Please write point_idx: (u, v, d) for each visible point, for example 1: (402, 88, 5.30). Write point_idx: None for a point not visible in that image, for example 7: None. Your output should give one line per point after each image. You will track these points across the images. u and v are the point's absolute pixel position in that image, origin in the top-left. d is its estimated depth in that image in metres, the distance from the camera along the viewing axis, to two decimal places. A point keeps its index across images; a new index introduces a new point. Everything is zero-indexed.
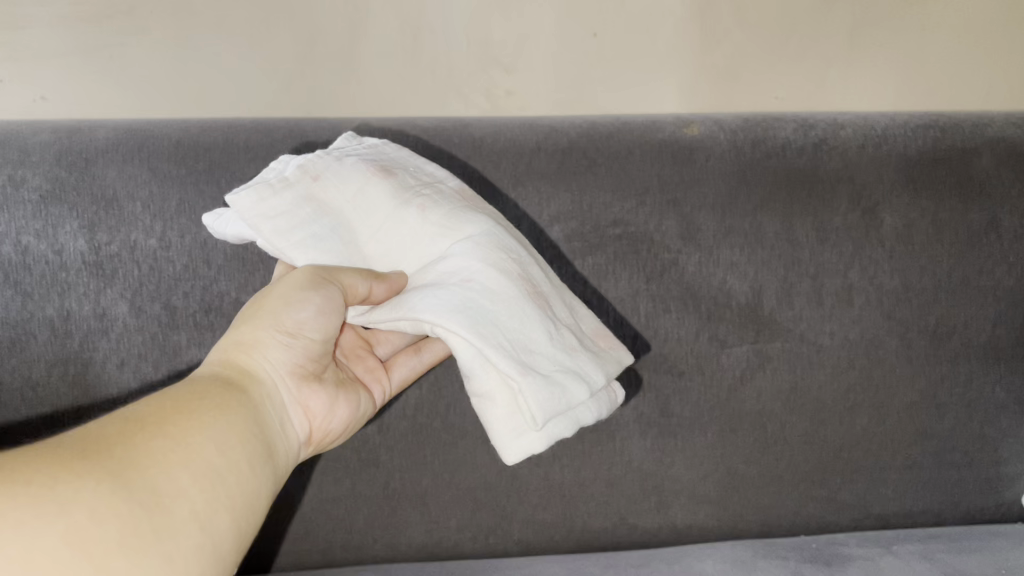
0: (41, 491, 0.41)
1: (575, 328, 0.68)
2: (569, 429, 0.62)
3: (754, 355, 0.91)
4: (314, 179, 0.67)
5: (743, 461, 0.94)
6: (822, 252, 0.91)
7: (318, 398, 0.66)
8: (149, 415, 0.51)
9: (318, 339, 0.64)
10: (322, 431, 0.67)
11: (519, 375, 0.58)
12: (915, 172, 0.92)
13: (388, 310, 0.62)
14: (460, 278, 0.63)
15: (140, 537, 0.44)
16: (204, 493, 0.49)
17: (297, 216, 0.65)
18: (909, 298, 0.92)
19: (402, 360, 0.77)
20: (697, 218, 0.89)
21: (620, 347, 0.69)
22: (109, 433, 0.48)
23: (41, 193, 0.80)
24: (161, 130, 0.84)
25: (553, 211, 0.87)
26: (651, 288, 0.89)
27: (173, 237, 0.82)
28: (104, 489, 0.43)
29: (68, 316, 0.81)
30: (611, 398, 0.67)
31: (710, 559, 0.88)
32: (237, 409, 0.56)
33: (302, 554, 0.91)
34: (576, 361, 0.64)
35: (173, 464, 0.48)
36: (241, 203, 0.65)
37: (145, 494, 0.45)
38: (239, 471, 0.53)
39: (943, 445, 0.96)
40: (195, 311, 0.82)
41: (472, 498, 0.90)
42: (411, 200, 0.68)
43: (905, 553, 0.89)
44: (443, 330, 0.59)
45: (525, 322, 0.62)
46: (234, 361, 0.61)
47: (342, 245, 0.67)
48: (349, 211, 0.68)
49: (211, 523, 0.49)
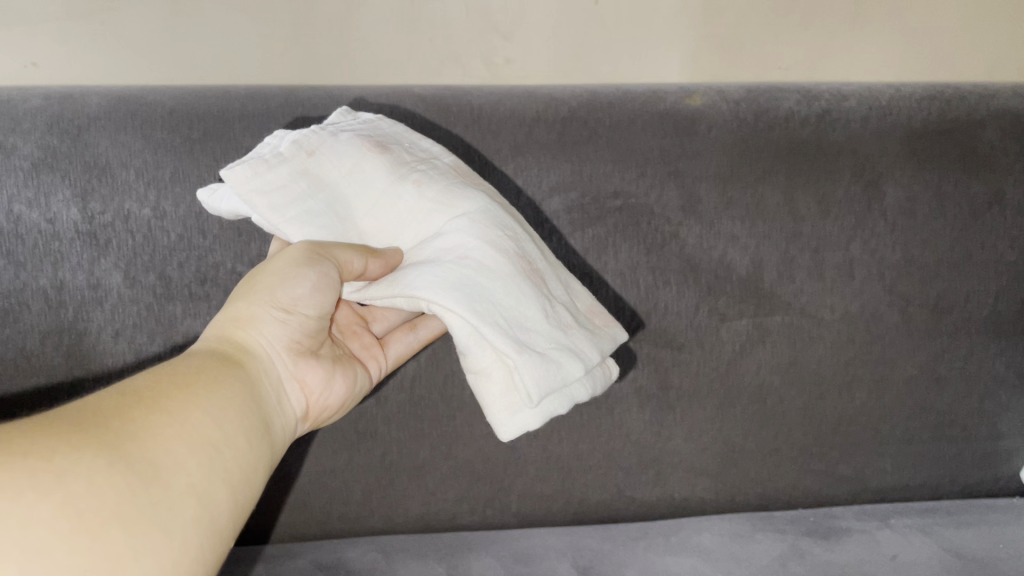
0: (40, 463, 0.40)
1: (570, 306, 0.67)
2: (564, 406, 0.62)
3: (753, 328, 0.91)
4: (309, 155, 0.66)
5: (741, 434, 0.94)
6: (823, 225, 0.90)
7: (315, 374, 0.66)
8: (147, 389, 0.50)
9: (313, 315, 0.63)
10: (318, 407, 0.67)
11: (515, 352, 0.58)
12: (918, 144, 0.90)
13: (383, 287, 0.61)
14: (457, 256, 0.62)
15: (138, 510, 0.43)
16: (200, 467, 0.48)
17: (293, 191, 0.64)
18: (911, 271, 0.92)
19: (398, 336, 0.77)
20: (697, 190, 0.88)
21: (614, 325, 0.69)
22: (106, 407, 0.47)
23: (33, 161, 0.79)
24: (154, 97, 0.81)
25: (552, 182, 0.86)
26: (651, 260, 0.88)
27: (168, 206, 0.81)
28: (101, 462, 0.42)
29: (62, 286, 0.80)
30: (604, 375, 0.67)
31: (708, 532, 0.88)
32: (232, 385, 0.56)
33: (299, 525, 0.91)
34: (572, 339, 0.63)
35: (169, 438, 0.47)
36: (236, 177, 0.63)
37: (143, 468, 0.44)
38: (235, 445, 0.52)
39: (942, 419, 0.96)
40: (191, 281, 0.82)
41: (470, 470, 0.90)
42: (407, 175, 0.67)
43: (902, 527, 0.88)
44: (440, 308, 0.58)
45: (522, 300, 0.61)
46: (231, 338, 0.61)
47: (338, 221, 0.65)
48: (345, 185, 0.66)
49: (208, 496, 0.48)
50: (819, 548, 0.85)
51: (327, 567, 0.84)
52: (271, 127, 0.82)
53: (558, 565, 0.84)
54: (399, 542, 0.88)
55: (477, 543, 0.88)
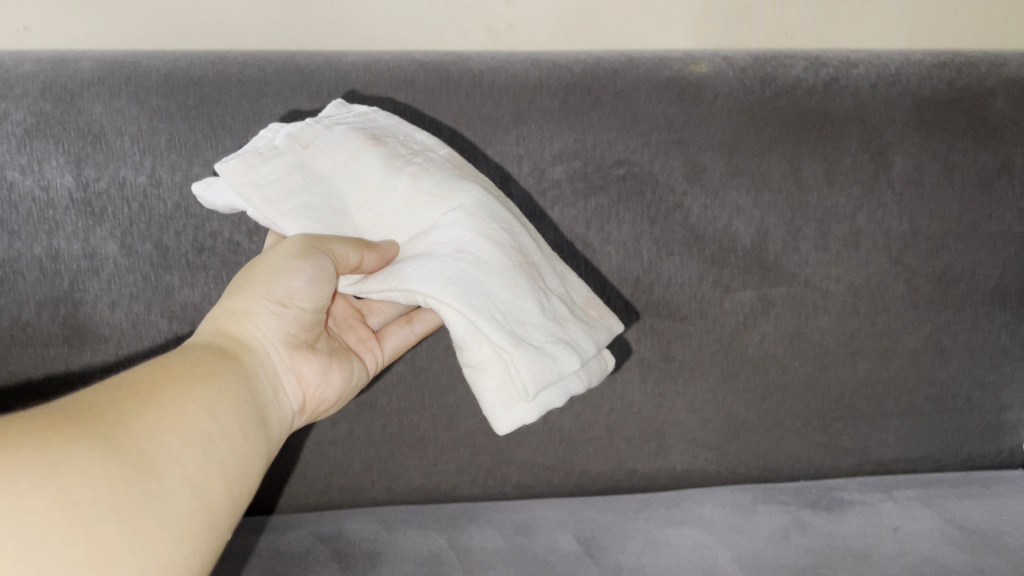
0: (33, 453, 0.39)
1: (565, 297, 0.67)
2: (559, 400, 0.61)
3: (758, 300, 0.90)
4: (304, 148, 0.65)
5: (743, 406, 0.93)
6: (830, 195, 0.89)
7: (312, 367, 0.65)
8: (141, 382, 0.49)
9: (310, 308, 0.62)
10: (315, 400, 0.66)
11: (512, 347, 0.57)
12: (926, 113, 0.88)
13: (379, 281, 0.60)
14: (452, 249, 0.60)
15: (133, 500, 0.42)
16: (196, 459, 0.48)
17: (289, 185, 0.63)
18: (917, 242, 0.91)
19: (394, 329, 0.76)
20: (702, 159, 0.86)
21: (609, 316, 0.68)
22: (101, 399, 0.46)
23: (26, 127, 0.77)
24: (149, 62, 0.79)
25: (555, 150, 0.84)
26: (655, 231, 0.87)
27: (164, 174, 0.79)
28: (95, 453, 0.42)
29: (57, 255, 0.79)
30: (600, 366, 0.66)
31: (710, 504, 0.87)
32: (229, 378, 0.55)
33: (299, 496, 0.90)
34: (567, 332, 0.62)
35: (165, 429, 0.47)
36: (231, 171, 0.62)
37: (138, 458, 0.44)
38: (231, 436, 0.52)
39: (946, 391, 0.95)
40: (188, 250, 0.81)
41: (470, 441, 0.90)
42: (402, 168, 0.66)
43: (905, 499, 0.88)
44: (436, 302, 0.57)
45: (519, 293, 0.61)
46: (227, 331, 0.60)
47: (333, 215, 0.64)
48: (340, 178, 0.65)
49: (205, 488, 0.47)
50: (822, 520, 0.85)
51: (327, 538, 0.83)
52: (269, 93, 0.80)
53: (560, 536, 0.83)
54: (399, 514, 0.88)
55: (477, 514, 0.87)
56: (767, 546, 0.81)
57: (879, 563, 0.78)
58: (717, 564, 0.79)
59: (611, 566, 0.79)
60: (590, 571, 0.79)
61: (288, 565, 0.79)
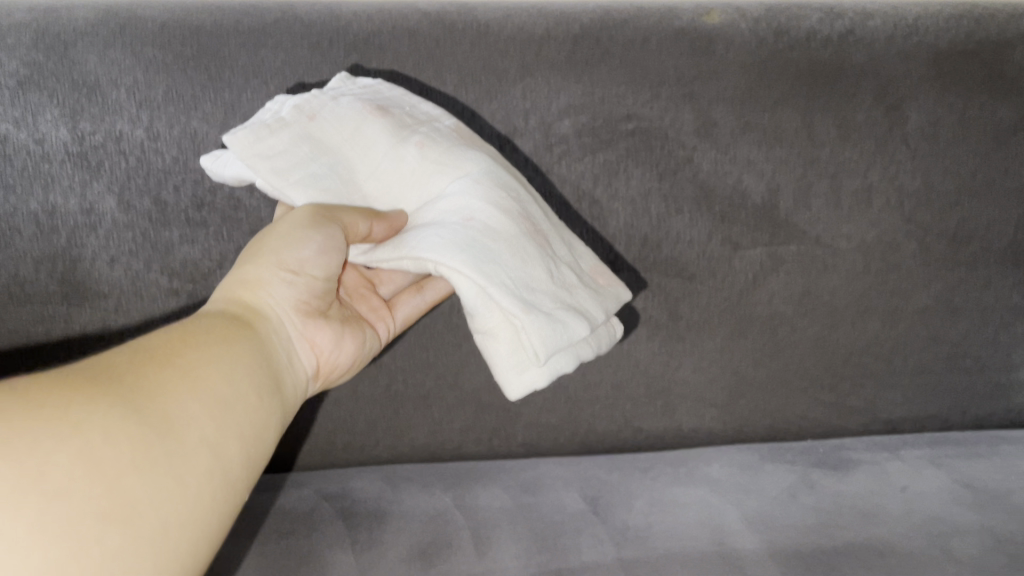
0: (55, 410, 0.39)
1: (573, 265, 0.65)
2: (570, 365, 0.60)
3: (767, 258, 0.88)
4: (310, 119, 0.63)
5: (751, 365, 0.92)
6: (843, 151, 0.86)
7: (324, 334, 0.64)
8: (155, 347, 0.49)
9: (321, 276, 0.61)
10: (328, 366, 0.65)
11: (523, 313, 0.56)
12: (944, 66, 0.86)
13: (389, 250, 0.59)
14: (461, 217, 0.59)
15: (153, 459, 0.42)
16: (213, 421, 0.47)
17: (297, 156, 0.62)
18: (930, 200, 0.89)
19: (405, 298, 0.73)
20: (713, 113, 0.84)
21: (617, 283, 0.67)
22: (120, 362, 0.46)
23: (17, 78, 0.74)
24: (144, 10, 0.76)
25: (563, 104, 0.82)
26: (664, 187, 0.85)
27: (161, 127, 0.77)
28: (116, 412, 0.42)
29: (54, 210, 0.77)
30: (608, 334, 0.65)
31: (717, 463, 0.87)
32: (243, 344, 0.55)
33: (304, 454, 0.90)
34: (576, 299, 0.61)
35: (183, 392, 0.46)
36: (239, 142, 0.61)
37: (158, 419, 0.44)
38: (247, 400, 0.52)
39: (955, 350, 0.94)
40: (187, 206, 0.79)
41: (476, 400, 0.89)
42: (409, 138, 0.64)
43: (913, 459, 0.87)
44: (447, 269, 0.56)
45: (528, 260, 0.59)
46: (239, 299, 0.59)
47: (342, 185, 0.63)
48: (349, 148, 0.63)
49: (222, 450, 0.47)
50: (829, 479, 0.84)
51: (332, 496, 0.83)
52: (267, 43, 0.77)
53: (566, 496, 0.83)
54: (404, 472, 0.87)
55: (482, 473, 0.87)
56: (775, 505, 0.80)
57: (887, 523, 0.78)
58: (724, 524, 0.78)
59: (618, 526, 0.78)
60: (596, 529, 0.78)
61: (293, 523, 0.79)
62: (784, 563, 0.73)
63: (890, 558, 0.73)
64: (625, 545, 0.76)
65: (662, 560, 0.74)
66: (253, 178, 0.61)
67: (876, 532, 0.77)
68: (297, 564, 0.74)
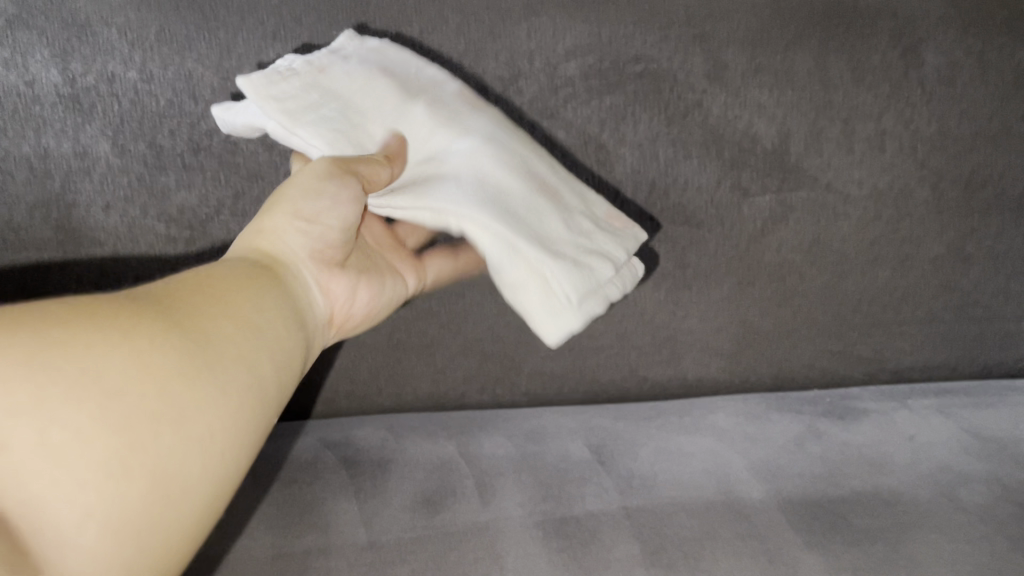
0: (84, 315, 0.37)
1: (588, 213, 0.67)
2: (599, 306, 0.62)
3: (777, 205, 0.86)
4: (321, 71, 0.65)
5: (758, 314, 0.91)
6: (856, 94, 0.84)
7: (340, 284, 0.61)
8: (174, 284, 0.46)
9: (338, 226, 0.59)
10: (344, 316, 0.63)
11: (550, 260, 0.59)
12: (963, 5, 0.83)
13: (407, 198, 0.59)
14: (476, 174, 0.61)
15: (190, 366, 0.40)
16: (247, 340, 0.46)
17: (309, 101, 0.63)
18: (945, 145, 0.86)
19: (419, 261, 0.74)
20: (724, 55, 0.81)
21: (635, 225, 0.68)
22: (148, 289, 0.44)
23: (4, 17, 0.72)
24: None
25: (569, 45, 0.79)
26: (672, 132, 0.83)
27: (155, 69, 0.74)
28: (147, 322, 0.39)
29: (46, 154, 0.75)
30: (633, 272, 0.66)
31: (723, 413, 0.86)
32: (270, 280, 0.53)
33: (305, 403, 0.89)
34: (595, 242, 0.64)
35: (212, 311, 0.45)
36: (252, 84, 0.62)
37: (190, 332, 0.42)
38: (278, 326, 0.50)
39: (966, 299, 0.93)
40: (183, 151, 0.77)
41: (479, 349, 0.88)
42: (416, 98, 0.65)
43: (920, 408, 0.87)
44: (469, 218, 0.58)
45: (541, 215, 0.62)
46: (257, 249, 0.56)
47: (353, 128, 0.63)
48: (359, 97, 0.65)
49: (259, 369, 0.45)
50: (835, 428, 0.84)
51: (335, 444, 0.82)
52: None
53: (571, 445, 0.82)
54: (407, 420, 0.87)
55: (486, 422, 0.86)
56: (781, 454, 0.80)
57: (895, 472, 0.77)
58: (730, 473, 0.77)
59: (622, 474, 0.78)
60: (601, 478, 0.77)
61: (296, 472, 0.78)
62: (790, 511, 0.73)
63: (897, 507, 0.73)
64: (629, 493, 0.75)
65: (667, 507, 0.74)
66: (265, 122, 0.63)
67: (883, 481, 0.76)
68: (300, 512, 0.74)
